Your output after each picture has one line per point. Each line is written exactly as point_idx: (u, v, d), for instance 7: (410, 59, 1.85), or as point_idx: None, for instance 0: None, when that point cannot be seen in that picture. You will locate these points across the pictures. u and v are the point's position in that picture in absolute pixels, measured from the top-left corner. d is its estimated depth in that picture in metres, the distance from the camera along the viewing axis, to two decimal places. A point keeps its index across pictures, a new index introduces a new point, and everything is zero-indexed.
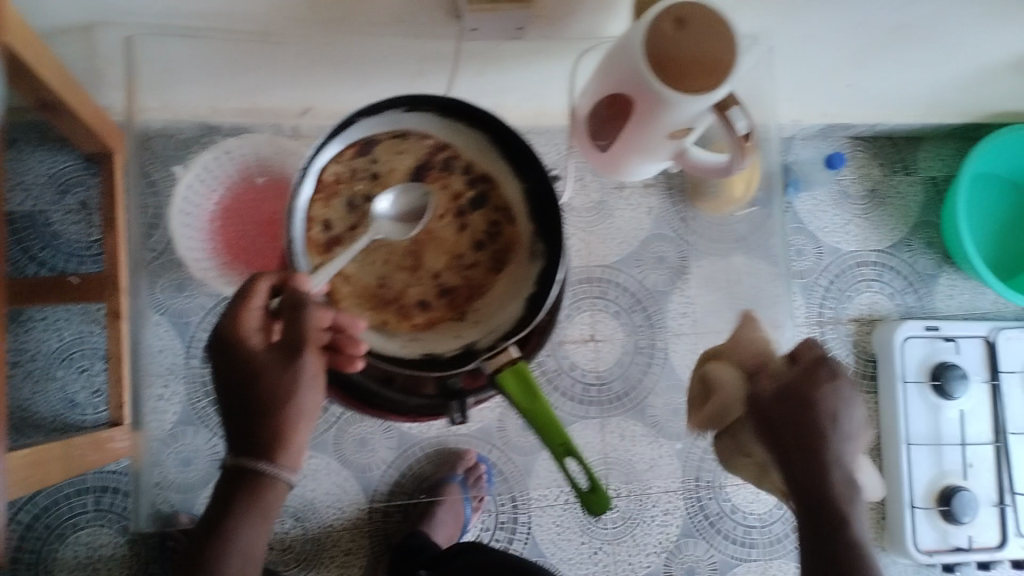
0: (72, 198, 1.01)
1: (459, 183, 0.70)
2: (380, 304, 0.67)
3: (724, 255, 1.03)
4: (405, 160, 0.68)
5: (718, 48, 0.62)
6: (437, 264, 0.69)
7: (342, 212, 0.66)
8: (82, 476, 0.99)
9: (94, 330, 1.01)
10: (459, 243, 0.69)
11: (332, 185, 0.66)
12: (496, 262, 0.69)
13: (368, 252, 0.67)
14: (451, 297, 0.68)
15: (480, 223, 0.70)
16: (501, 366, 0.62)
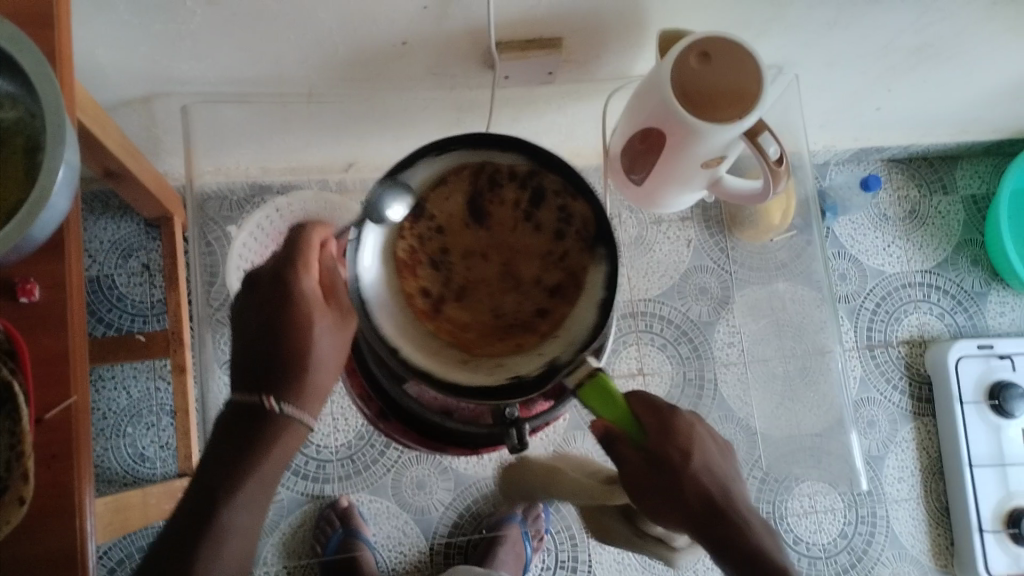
0: (135, 260, 1.06)
1: (513, 190, 0.64)
2: (502, 339, 0.60)
3: (767, 282, 1.06)
4: (453, 198, 0.63)
5: (743, 79, 0.65)
6: (531, 271, 0.63)
7: (433, 276, 0.61)
8: (153, 527, 0.99)
9: (160, 385, 1.05)
10: (544, 243, 0.63)
11: (408, 256, 0.61)
12: (585, 240, 0.62)
13: (466, 293, 0.62)
14: (561, 294, 0.61)
15: (553, 215, 0.64)
16: (580, 380, 0.59)
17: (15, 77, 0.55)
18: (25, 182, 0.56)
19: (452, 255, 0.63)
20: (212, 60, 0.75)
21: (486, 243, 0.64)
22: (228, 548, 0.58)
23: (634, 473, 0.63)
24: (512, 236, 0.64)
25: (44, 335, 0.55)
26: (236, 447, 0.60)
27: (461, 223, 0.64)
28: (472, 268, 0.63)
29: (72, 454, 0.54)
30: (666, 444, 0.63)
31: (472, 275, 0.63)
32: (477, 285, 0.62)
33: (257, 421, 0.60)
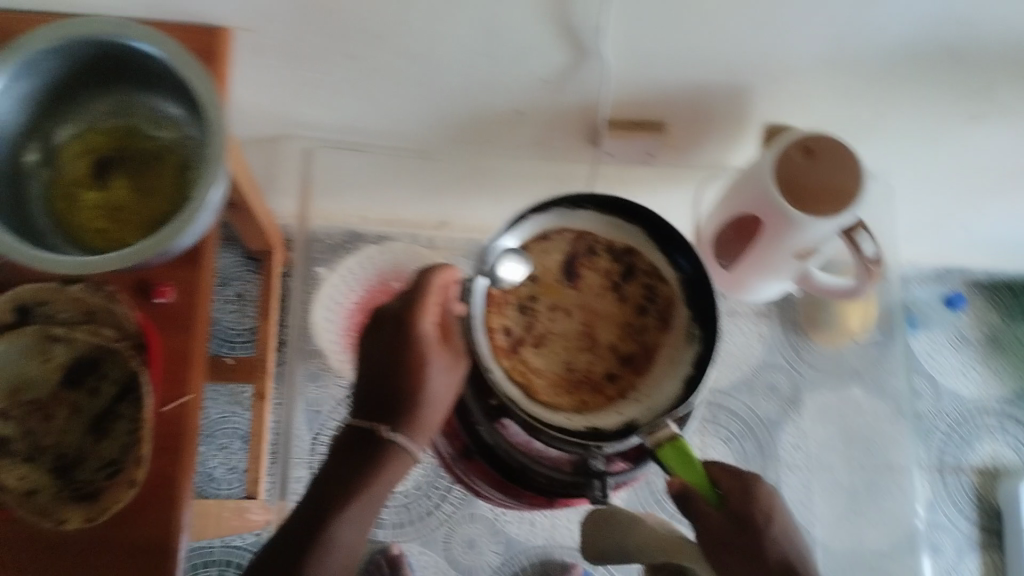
0: (231, 289, 1.11)
1: (607, 259, 0.66)
2: (574, 394, 0.63)
3: (841, 388, 1.03)
4: (554, 255, 0.66)
5: (844, 176, 0.67)
6: (607, 336, 0.66)
7: (517, 317, 0.65)
8: (210, 547, 1.00)
9: (236, 411, 1.09)
10: (624, 314, 0.66)
11: (501, 295, 0.64)
12: (663, 320, 0.65)
13: (546, 345, 0.65)
14: (632, 365, 0.65)
15: (639, 290, 0.66)
16: (661, 441, 0.59)
17: (181, 101, 0.60)
18: (171, 194, 0.60)
19: (539, 303, 0.66)
20: (340, 109, 0.81)
21: (573, 300, 0.66)
22: (337, 553, 0.60)
23: (716, 533, 0.60)
24: (597, 299, 0.66)
25: (172, 335, 0.59)
26: (348, 468, 0.62)
27: (554, 276, 0.67)
28: (556, 319, 0.66)
29: (180, 447, 0.57)
30: (748, 503, 0.61)
31: (554, 328, 0.66)
32: (557, 337, 0.65)
33: (370, 448, 0.62)
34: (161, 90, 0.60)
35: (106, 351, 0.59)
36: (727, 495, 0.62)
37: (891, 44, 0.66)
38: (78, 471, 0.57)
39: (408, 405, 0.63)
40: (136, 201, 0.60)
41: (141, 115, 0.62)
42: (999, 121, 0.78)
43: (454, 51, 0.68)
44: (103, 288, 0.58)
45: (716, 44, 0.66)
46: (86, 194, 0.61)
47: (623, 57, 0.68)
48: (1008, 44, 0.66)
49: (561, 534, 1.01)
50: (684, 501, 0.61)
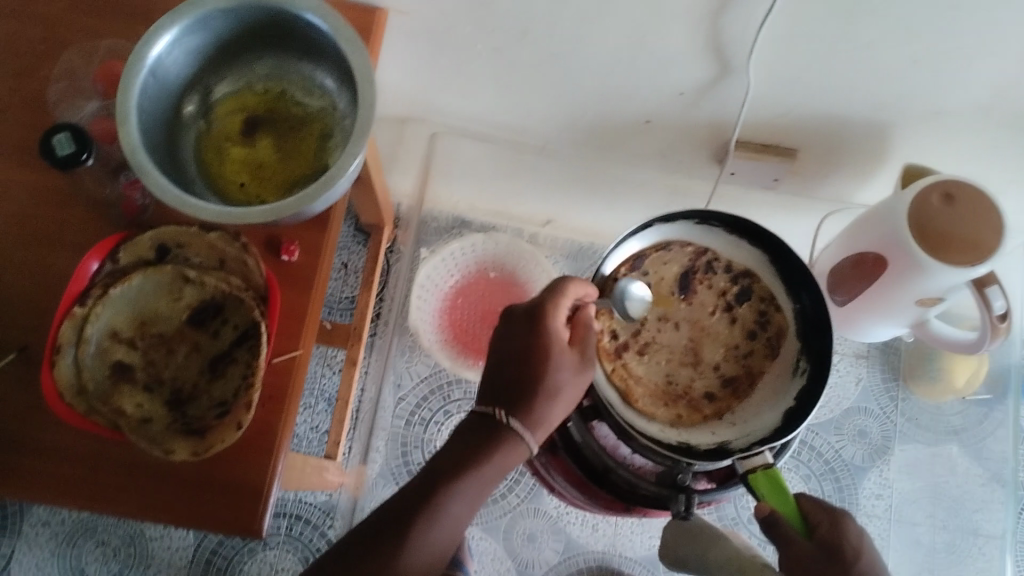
0: (337, 258, 1.14)
1: (724, 278, 0.66)
2: (671, 407, 0.64)
3: (935, 444, 0.99)
4: (671, 268, 0.66)
5: (983, 228, 0.65)
6: (712, 355, 0.65)
7: (625, 322, 0.66)
8: (285, 498, 1.02)
9: (325, 374, 1.12)
10: (733, 335, 0.65)
11: (612, 298, 0.65)
12: (771, 348, 0.64)
13: (649, 354, 0.65)
14: (734, 388, 0.64)
15: (751, 314, 0.65)
16: (755, 467, 0.58)
17: (336, 75, 0.64)
18: (312, 160, 0.63)
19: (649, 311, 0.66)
20: (474, 100, 0.83)
21: (684, 315, 0.66)
22: (439, 535, 0.52)
23: (801, 566, 0.56)
24: (708, 317, 0.66)
25: (293, 292, 0.63)
26: (460, 450, 0.54)
27: (668, 287, 0.66)
28: (663, 330, 0.66)
29: (287, 397, 0.60)
30: (839, 537, 0.57)
31: (660, 339, 0.66)
32: (662, 349, 0.66)
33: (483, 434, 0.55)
34: (319, 60, 0.64)
35: (231, 297, 0.62)
36: (816, 527, 0.58)
37: None
38: (190, 406, 0.60)
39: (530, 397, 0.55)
40: (278, 162, 0.63)
41: (294, 81, 0.65)
42: None
43: (599, 56, 0.69)
44: (239, 239, 0.62)
45: (869, 80, 0.64)
46: (232, 147, 0.64)
47: (768, 80, 0.67)
48: None
49: (623, 542, 1.02)
50: (770, 527, 0.57)
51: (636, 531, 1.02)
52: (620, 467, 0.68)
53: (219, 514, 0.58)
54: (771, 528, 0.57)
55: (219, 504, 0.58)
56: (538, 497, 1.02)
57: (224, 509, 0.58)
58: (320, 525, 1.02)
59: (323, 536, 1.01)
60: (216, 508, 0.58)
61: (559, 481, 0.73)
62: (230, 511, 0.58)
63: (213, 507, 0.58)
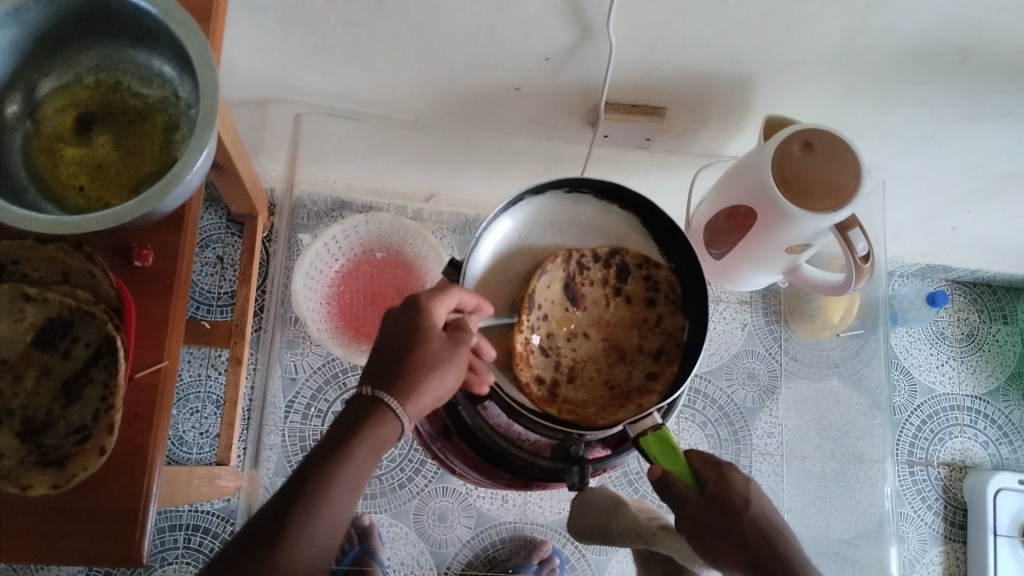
0: (211, 252, 1.07)
1: (599, 269, 0.66)
2: (621, 406, 0.62)
3: (818, 379, 1.03)
4: (555, 287, 0.65)
5: (842, 173, 0.67)
6: (627, 340, 0.65)
7: (543, 362, 0.64)
8: (178, 512, 0.98)
9: (211, 375, 1.06)
10: (637, 313, 0.65)
11: (521, 349, 0.63)
12: (671, 302, 0.65)
13: (578, 375, 0.64)
14: (665, 357, 0.64)
15: (639, 285, 0.66)
16: (645, 430, 0.59)
17: (175, 61, 0.59)
18: (158, 156, 0.58)
19: (557, 340, 0.65)
20: (337, 76, 0.78)
21: (587, 324, 0.65)
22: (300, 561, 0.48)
23: (695, 522, 0.57)
24: (607, 311, 0.65)
25: (151, 300, 0.59)
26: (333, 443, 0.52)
27: (558, 306, 0.65)
28: (578, 349, 0.65)
29: (154, 413, 0.57)
30: (728, 488, 0.58)
31: (579, 356, 0.64)
32: (586, 365, 0.64)
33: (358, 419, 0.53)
34: (155, 46, 0.59)
35: (80, 313, 0.57)
36: (705, 481, 0.58)
37: (901, 45, 0.65)
38: (45, 436, 0.55)
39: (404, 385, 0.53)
40: (120, 160, 0.58)
41: (129, 70, 0.60)
42: (1001, 125, 0.78)
43: (459, 24, 0.66)
44: (82, 248, 0.57)
45: (727, 35, 0.65)
46: (65, 148, 0.58)
47: (631, 39, 0.67)
48: (1021, 49, 0.65)
49: (531, 510, 1.02)
50: (664, 489, 0.58)
51: (545, 498, 1.02)
52: (514, 446, 0.67)
53: (87, 547, 0.54)
54: (665, 489, 0.58)
55: (85, 536, 0.54)
56: (446, 477, 1.03)
57: (92, 541, 0.54)
58: (220, 534, 0.98)
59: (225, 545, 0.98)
60: (81, 541, 0.54)
61: (452, 461, 0.72)
62: (101, 544, 0.54)
63: (81, 540, 0.54)
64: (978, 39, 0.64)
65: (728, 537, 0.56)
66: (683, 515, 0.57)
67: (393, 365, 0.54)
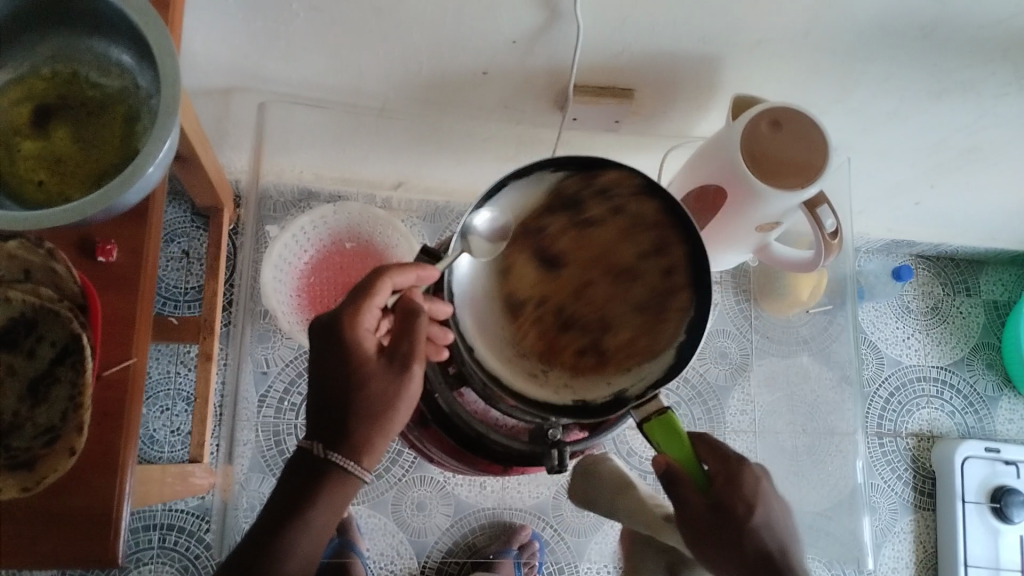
0: (176, 246, 1.05)
1: (557, 220, 0.66)
2: (665, 317, 0.64)
3: (787, 355, 1.04)
4: (529, 274, 0.66)
5: (808, 151, 0.69)
6: (623, 256, 0.67)
7: (568, 334, 0.66)
8: (151, 512, 0.96)
9: (181, 372, 1.04)
10: (612, 232, 0.67)
11: (548, 338, 0.66)
12: (631, 192, 0.66)
13: (605, 314, 0.66)
14: (664, 246, 0.65)
15: (597, 207, 0.66)
16: (648, 415, 0.59)
17: (132, 49, 0.57)
18: (118, 149, 0.57)
19: (568, 306, 0.66)
20: (301, 63, 0.77)
21: (583, 272, 0.67)
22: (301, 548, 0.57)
23: (693, 520, 0.59)
24: (587, 250, 0.67)
25: (116, 298, 0.58)
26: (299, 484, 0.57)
27: (545, 281, 0.67)
28: (593, 297, 0.66)
29: (125, 412, 0.56)
30: (732, 494, 0.59)
31: (598, 302, 0.66)
32: (609, 306, 0.66)
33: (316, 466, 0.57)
34: (111, 35, 0.57)
35: (45, 312, 0.56)
36: (712, 476, 0.60)
37: (864, 21, 0.66)
38: (13, 438, 0.54)
39: (366, 424, 0.57)
40: (80, 153, 0.57)
41: (85, 61, 0.58)
42: (962, 100, 0.79)
43: (425, 7, 0.65)
44: (43, 245, 0.55)
45: (693, 13, 0.65)
46: (23, 143, 0.56)
47: (598, 20, 0.66)
48: (981, 24, 0.66)
49: (510, 496, 1.00)
50: (669, 482, 0.59)
51: (522, 482, 1.00)
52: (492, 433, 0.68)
53: (59, 549, 0.53)
54: (670, 480, 0.60)
55: (56, 539, 0.53)
56: (425, 465, 1.01)
57: (63, 543, 0.53)
58: (197, 532, 0.97)
59: (202, 542, 0.97)
60: (53, 544, 0.53)
61: (431, 448, 0.71)
62: (75, 545, 0.53)
63: (54, 540, 0.53)
64: (940, 13, 0.65)
65: (721, 541, 0.59)
66: (683, 510, 0.59)
67: (344, 407, 0.57)
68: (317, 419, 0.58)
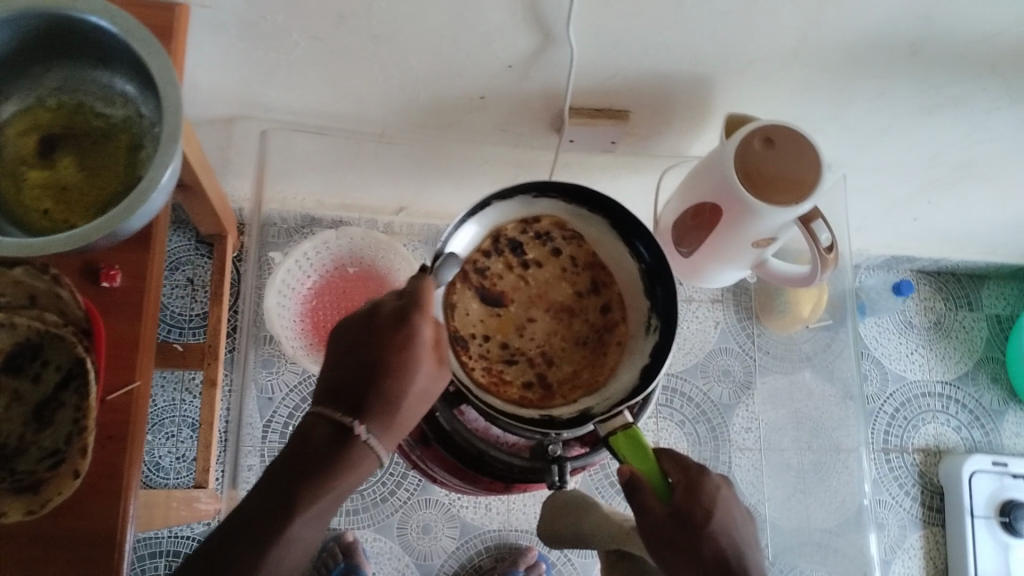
0: (181, 274, 1.06)
1: (499, 259, 0.65)
2: (608, 351, 0.64)
3: (790, 372, 1.03)
4: (473, 307, 0.63)
5: (803, 169, 0.69)
6: (563, 295, 0.66)
7: (514, 368, 0.63)
8: (158, 537, 0.97)
9: (186, 398, 1.04)
10: (552, 270, 0.66)
11: (496, 371, 0.62)
12: (570, 235, 0.66)
13: (550, 347, 0.64)
14: (602, 285, 0.66)
15: (537, 246, 0.66)
16: (615, 429, 0.59)
17: (134, 79, 0.59)
18: (122, 176, 0.58)
19: (512, 342, 0.64)
20: (301, 91, 0.79)
21: (524, 309, 0.65)
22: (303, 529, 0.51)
23: (654, 529, 0.57)
24: (529, 287, 0.65)
25: (119, 323, 0.59)
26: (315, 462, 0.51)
27: (490, 318, 0.64)
28: (535, 334, 0.64)
29: (129, 435, 0.57)
30: (693, 500, 0.57)
31: (540, 339, 0.64)
32: (552, 343, 0.64)
33: (339, 445, 0.51)
34: (115, 65, 0.59)
35: (50, 336, 0.57)
36: (674, 486, 0.58)
37: (852, 40, 0.67)
38: (18, 462, 0.55)
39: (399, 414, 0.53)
40: (85, 182, 0.58)
41: (89, 91, 0.60)
42: (954, 115, 0.80)
43: (421, 33, 0.67)
44: (48, 270, 0.55)
45: (683, 35, 0.66)
46: (29, 172, 0.58)
47: (591, 43, 0.68)
48: (967, 40, 0.67)
49: (515, 517, 1.01)
50: (631, 490, 0.58)
51: (529, 504, 1.01)
52: (493, 449, 0.68)
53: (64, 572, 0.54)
54: (633, 487, 0.58)
55: (62, 562, 0.54)
56: (430, 487, 1.00)
57: (68, 566, 0.54)
58: None
59: None
60: (60, 566, 0.54)
61: (430, 467, 0.72)
62: (80, 568, 0.54)
63: (59, 563, 0.54)
64: (926, 30, 0.66)
65: (682, 550, 0.57)
66: (644, 518, 0.57)
67: (381, 390, 0.52)
68: (342, 399, 0.53)
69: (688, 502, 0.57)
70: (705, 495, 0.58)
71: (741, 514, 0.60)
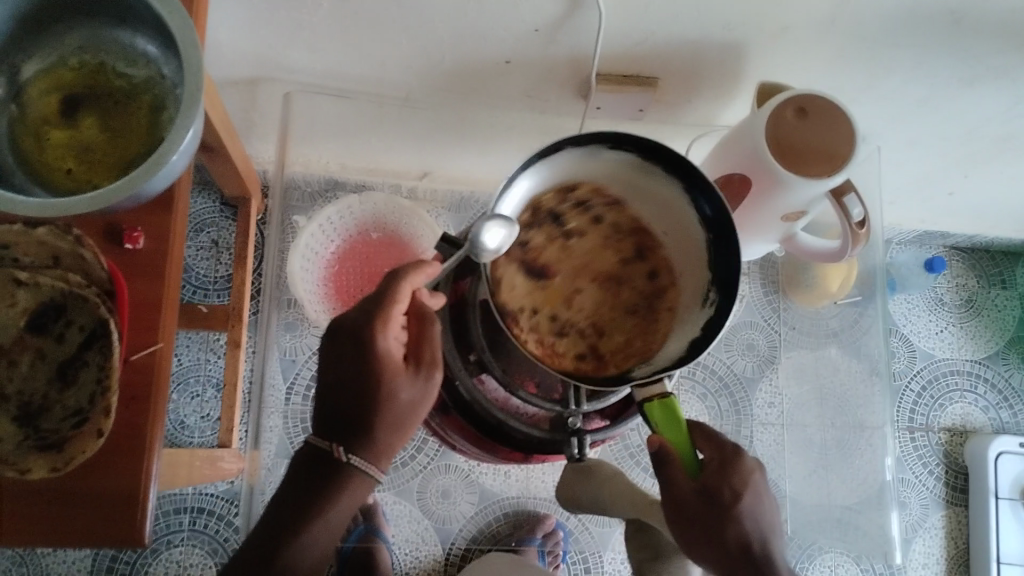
0: (206, 236, 1.07)
1: (542, 232, 0.64)
2: (658, 318, 0.63)
3: (815, 347, 1.01)
4: (518, 282, 0.64)
5: (838, 139, 0.67)
6: (609, 265, 0.65)
7: (565, 339, 0.63)
8: (182, 495, 0.98)
9: (211, 358, 1.05)
10: (595, 239, 0.65)
11: (548, 341, 0.62)
12: (610, 200, 0.64)
13: (599, 317, 0.64)
14: (648, 250, 0.65)
15: (578, 215, 0.65)
16: (653, 394, 0.58)
17: (156, 39, 0.58)
18: (144, 137, 0.58)
19: (562, 313, 0.64)
20: (325, 53, 0.78)
21: (571, 280, 0.65)
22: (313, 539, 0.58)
23: (681, 504, 0.57)
24: (574, 258, 0.65)
25: (143, 284, 0.59)
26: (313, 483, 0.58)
27: (537, 289, 0.64)
28: (584, 305, 0.64)
29: (151, 395, 0.57)
30: (723, 480, 0.57)
31: (589, 309, 0.64)
32: (602, 313, 0.64)
33: (329, 466, 0.58)
34: (137, 25, 0.58)
35: (73, 297, 0.57)
36: (706, 466, 0.58)
37: (891, 8, 0.64)
38: (42, 421, 0.56)
39: (386, 430, 0.58)
40: (108, 142, 0.58)
41: (112, 51, 0.59)
42: (996, 85, 0.77)
43: None
44: (70, 231, 0.57)
45: (715, 1, 0.64)
46: (51, 131, 0.58)
47: (620, 8, 0.66)
48: (1010, 9, 0.65)
49: (534, 483, 1.03)
50: (661, 462, 0.58)
51: (547, 472, 1.03)
52: (513, 420, 0.68)
53: (86, 529, 0.55)
54: (663, 459, 0.58)
55: (85, 519, 0.55)
56: (449, 454, 1.00)
57: (91, 522, 0.55)
58: (226, 516, 0.99)
59: (230, 526, 0.98)
60: (82, 523, 0.55)
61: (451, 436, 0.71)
62: (102, 525, 0.55)
63: (83, 520, 0.55)
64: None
65: (707, 529, 0.57)
66: (672, 491, 0.57)
67: (364, 412, 0.58)
68: (329, 419, 0.59)
69: (716, 482, 0.57)
70: (737, 476, 0.58)
71: (771, 502, 0.59)
